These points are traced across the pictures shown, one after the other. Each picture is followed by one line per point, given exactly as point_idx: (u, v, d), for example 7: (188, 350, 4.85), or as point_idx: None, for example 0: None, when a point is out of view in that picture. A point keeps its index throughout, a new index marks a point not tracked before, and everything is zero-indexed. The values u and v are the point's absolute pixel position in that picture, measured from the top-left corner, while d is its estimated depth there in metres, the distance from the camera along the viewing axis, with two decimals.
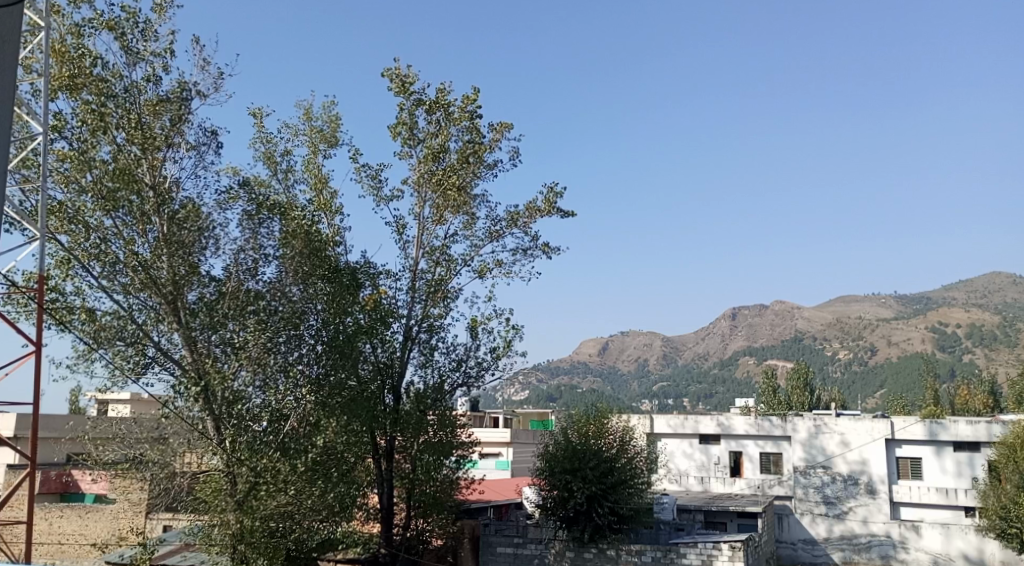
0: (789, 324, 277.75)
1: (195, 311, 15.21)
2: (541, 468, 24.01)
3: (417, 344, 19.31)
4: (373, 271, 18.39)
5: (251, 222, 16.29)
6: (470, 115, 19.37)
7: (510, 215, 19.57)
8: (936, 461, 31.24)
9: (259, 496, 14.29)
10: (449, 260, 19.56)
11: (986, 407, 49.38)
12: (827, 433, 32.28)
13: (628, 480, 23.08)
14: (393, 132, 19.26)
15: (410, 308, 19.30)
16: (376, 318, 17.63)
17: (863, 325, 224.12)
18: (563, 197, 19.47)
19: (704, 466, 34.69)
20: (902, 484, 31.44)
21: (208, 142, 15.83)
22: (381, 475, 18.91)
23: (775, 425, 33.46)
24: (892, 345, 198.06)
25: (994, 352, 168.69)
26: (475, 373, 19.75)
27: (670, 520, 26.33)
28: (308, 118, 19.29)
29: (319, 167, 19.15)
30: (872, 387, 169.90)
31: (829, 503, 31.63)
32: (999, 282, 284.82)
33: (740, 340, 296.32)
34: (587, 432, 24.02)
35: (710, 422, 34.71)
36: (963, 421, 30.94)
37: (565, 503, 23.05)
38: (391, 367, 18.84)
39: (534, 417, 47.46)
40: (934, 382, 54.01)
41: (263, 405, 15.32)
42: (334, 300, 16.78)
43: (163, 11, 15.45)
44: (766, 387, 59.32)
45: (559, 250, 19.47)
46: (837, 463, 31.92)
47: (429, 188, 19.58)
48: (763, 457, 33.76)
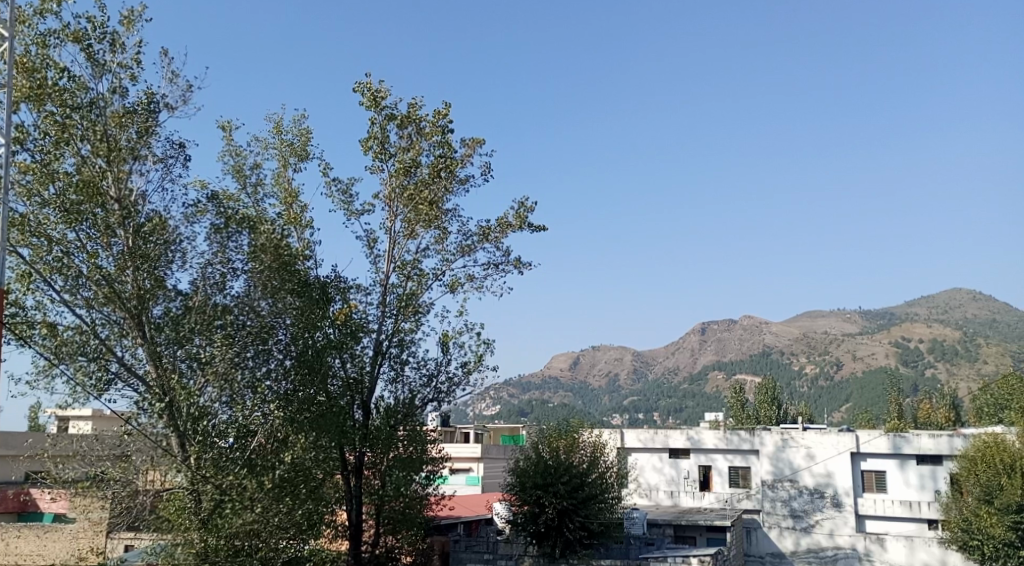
0: (757, 339, 280.54)
1: (160, 326, 15.11)
2: (511, 483, 23.86)
3: (387, 359, 19.23)
4: (344, 285, 18.52)
5: (218, 236, 16.13)
6: (441, 129, 19.45)
7: (481, 229, 19.65)
8: (900, 475, 31.63)
9: (224, 514, 14.22)
10: (420, 275, 19.57)
11: (947, 421, 50.34)
12: (794, 447, 32.63)
13: (598, 495, 23.11)
14: (364, 146, 19.27)
15: (381, 322, 19.25)
16: (346, 332, 17.94)
17: (829, 339, 227.11)
18: (534, 212, 19.59)
19: (673, 480, 34.75)
20: (867, 497, 31.81)
21: (175, 154, 15.69)
22: (350, 492, 18.65)
23: (744, 439, 33.78)
24: (857, 359, 200.77)
25: (955, 367, 171.73)
26: (446, 389, 19.71)
27: (640, 535, 26.41)
28: (279, 131, 19.23)
29: (288, 181, 19.08)
30: (838, 401, 172.06)
31: (796, 516, 31.88)
32: (961, 298, 290.48)
33: (709, 354, 298.57)
34: (557, 447, 23.98)
35: (680, 437, 34.94)
36: (925, 434, 31.39)
37: (535, 518, 22.97)
38: (360, 383, 18.72)
39: (506, 433, 47.28)
40: (897, 396, 54.76)
41: (229, 421, 15.19)
42: (303, 315, 16.83)
43: (131, 23, 15.33)
44: (735, 402, 59.87)
45: (530, 265, 19.59)
46: (803, 476, 32.29)
47: (400, 202, 19.60)
48: (732, 471, 34.05)
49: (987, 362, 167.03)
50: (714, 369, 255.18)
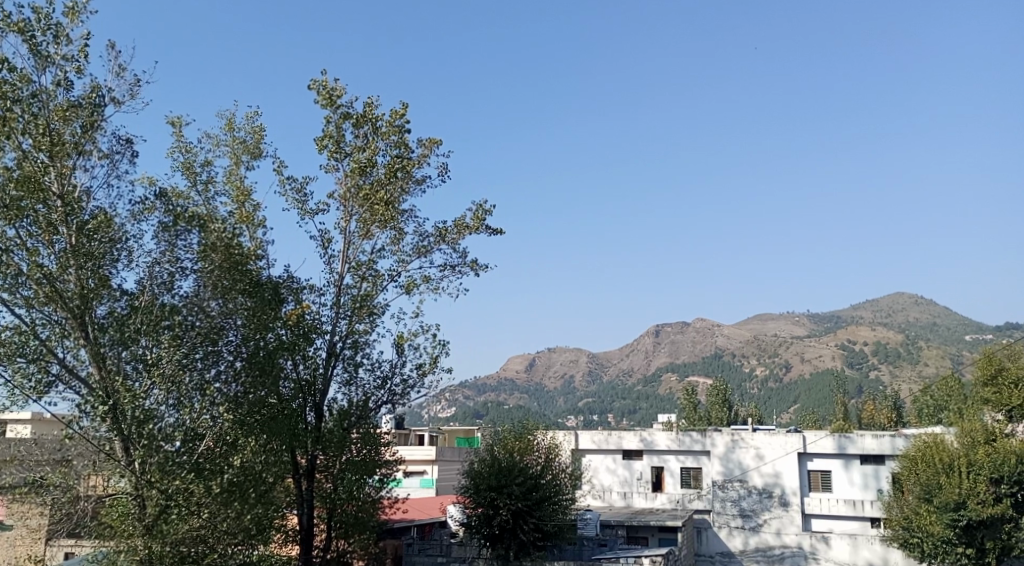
0: (710, 341, 284.49)
1: (104, 327, 14.81)
2: (466, 485, 23.88)
3: (340, 361, 19.12)
4: (296, 286, 18.44)
5: (167, 234, 15.80)
6: (398, 129, 19.43)
7: (438, 230, 19.68)
8: (844, 474, 32.38)
9: (169, 520, 14.08)
10: (376, 276, 19.51)
11: (889, 422, 51.73)
12: (743, 447, 33.22)
13: (552, 496, 23.21)
14: (319, 145, 19.16)
15: (335, 324, 19.13)
16: (298, 333, 17.93)
17: (779, 342, 231.42)
18: (491, 215, 19.68)
19: (626, 481, 35.19)
20: (813, 496, 32.55)
21: (122, 150, 15.39)
22: (302, 496, 18.45)
23: (695, 440, 34.28)
24: (805, 361, 204.87)
25: (899, 369, 176.32)
26: (400, 391, 19.67)
27: (593, 536, 26.49)
28: (231, 129, 19.01)
29: (240, 179, 18.87)
30: (787, 402, 175.54)
31: (745, 516, 32.54)
32: (905, 302, 298.32)
33: (663, 356, 301.90)
34: (512, 449, 24.05)
35: (633, 438, 35.25)
36: (869, 435, 32.18)
37: (489, 520, 23.03)
38: (313, 385, 18.63)
39: (460, 434, 47.16)
40: (843, 397, 56.03)
41: (176, 425, 14.82)
42: (255, 316, 16.77)
43: (76, 15, 15.01)
44: (687, 403, 60.70)
45: (486, 266, 19.71)
46: (752, 477, 32.90)
47: (355, 202, 19.49)
48: (684, 472, 34.55)
49: (929, 365, 171.97)
50: (667, 370, 258.17)
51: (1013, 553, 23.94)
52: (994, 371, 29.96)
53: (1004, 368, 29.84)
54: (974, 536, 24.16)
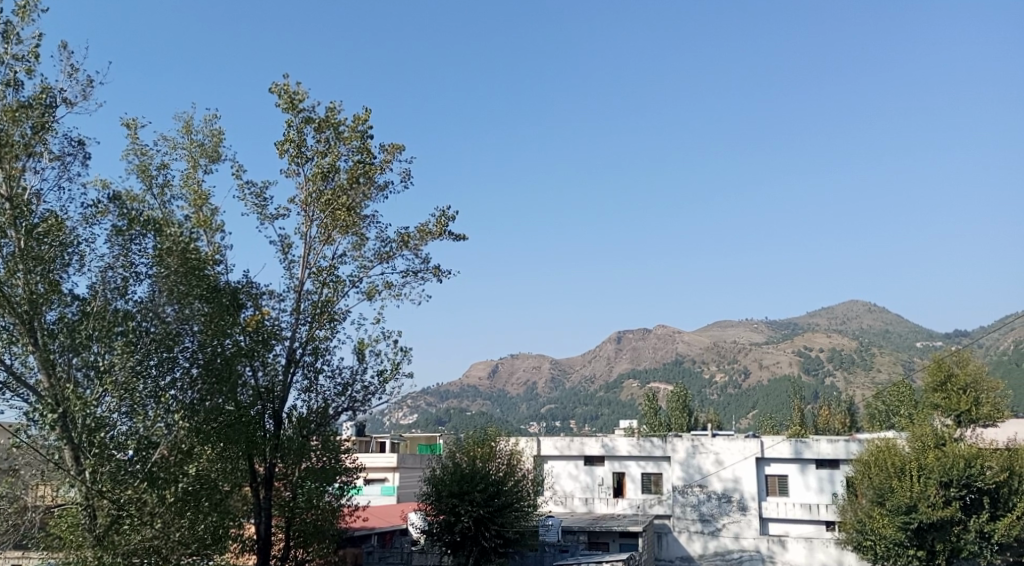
0: (671, 348, 287.20)
1: (54, 332, 14.48)
2: (427, 492, 23.81)
3: (300, 367, 18.94)
4: (256, 291, 18.31)
5: (121, 238, 15.56)
6: (360, 134, 19.37)
7: (400, 236, 19.64)
8: (801, 478, 32.89)
9: (121, 530, 14.00)
10: (337, 281, 19.39)
11: (843, 427, 52.76)
12: (703, 453, 33.57)
13: (514, 503, 23.20)
14: (280, 149, 19.01)
15: (295, 330, 18.96)
16: (257, 339, 17.92)
17: (738, 348, 234.51)
18: (454, 221, 19.73)
19: (588, 487, 35.30)
20: (771, 500, 33.02)
21: (74, 152, 15.12)
22: (259, 504, 18.06)
23: (656, 445, 34.58)
24: (763, 368, 207.63)
25: (853, 375, 179.51)
26: (361, 398, 19.55)
27: (555, 542, 26.46)
28: (188, 131, 18.78)
29: (198, 182, 18.64)
30: (744, 408, 177.87)
31: (704, 521, 32.86)
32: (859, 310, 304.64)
33: (624, 362, 303.99)
34: (475, 456, 24.01)
35: (595, 444, 35.40)
36: (824, 440, 32.67)
37: (450, 527, 22.99)
38: (272, 392, 18.42)
39: (422, 441, 46.86)
40: (799, 402, 56.85)
41: (129, 433, 14.67)
42: (212, 322, 16.59)
43: (26, 14, 14.72)
44: (647, 409, 61.16)
45: (449, 272, 19.77)
46: (712, 481, 33.29)
47: (317, 207, 19.34)
48: (645, 478, 34.77)
49: (881, 372, 175.88)
50: (629, 377, 259.75)
51: (962, 555, 24.46)
52: (944, 377, 30.73)
53: (953, 374, 30.63)
54: (925, 538, 24.69)
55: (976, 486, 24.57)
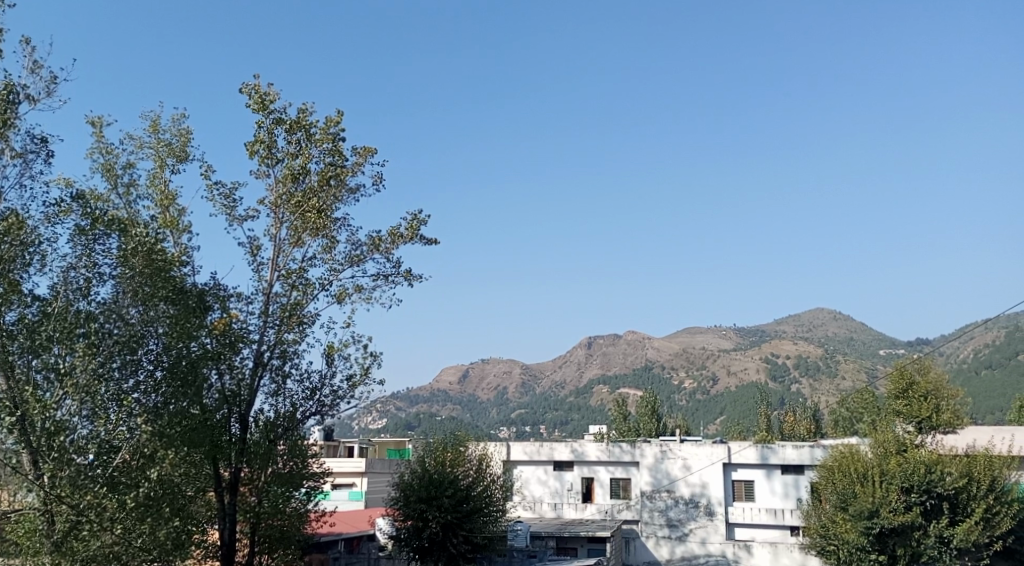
0: (641, 353, 288.87)
1: (13, 333, 14.21)
2: (396, 497, 23.71)
3: (268, 371, 18.79)
4: (224, 294, 18.15)
5: (83, 238, 15.30)
6: (332, 137, 19.28)
7: (371, 239, 19.57)
8: (766, 484, 33.21)
9: (79, 537, 13.70)
10: (306, 284, 19.26)
11: (808, 432, 53.45)
12: (671, 458, 33.84)
13: (483, 508, 23.22)
14: (250, 150, 18.88)
15: (263, 333, 18.80)
16: (224, 342, 17.76)
17: (707, 354, 236.56)
18: (426, 225, 19.71)
19: (557, 492, 35.37)
20: (737, 505, 33.27)
21: (36, 150, 14.87)
22: (224, 509, 17.91)
23: (625, 451, 34.75)
24: (732, 375, 209.42)
25: (819, 382, 181.74)
26: (330, 402, 19.42)
27: (524, 547, 26.47)
28: (155, 130, 18.57)
29: (165, 182, 18.43)
30: (712, 414, 179.21)
31: (671, 526, 33.06)
32: (825, 317, 309.07)
33: (594, 368, 305.05)
34: (443, 460, 23.88)
35: (564, 449, 35.54)
36: (790, 446, 33.07)
37: (418, 533, 22.89)
38: (238, 395, 18.22)
39: (391, 445, 46.62)
40: (766, 408, 57.47)
41: (90, 436, 14.28)
42: (177, 324, 16.35)
43: None
44: (617, 414, 61.42)
45: (420, 276, 19.77)
46: (680, 487, 33.54)
47: (287, 209, 19.20)
48: (613, 483, 34.90)
49: (845, 379, 178.47)
50: (599, 382, 260.58)
51: (922, 560, 24.81)
52: (905, 384, 31.22)
53: (914, 382, 31.12)
54: (886, 543, 25.06)
55: (936, 492, 24.99)
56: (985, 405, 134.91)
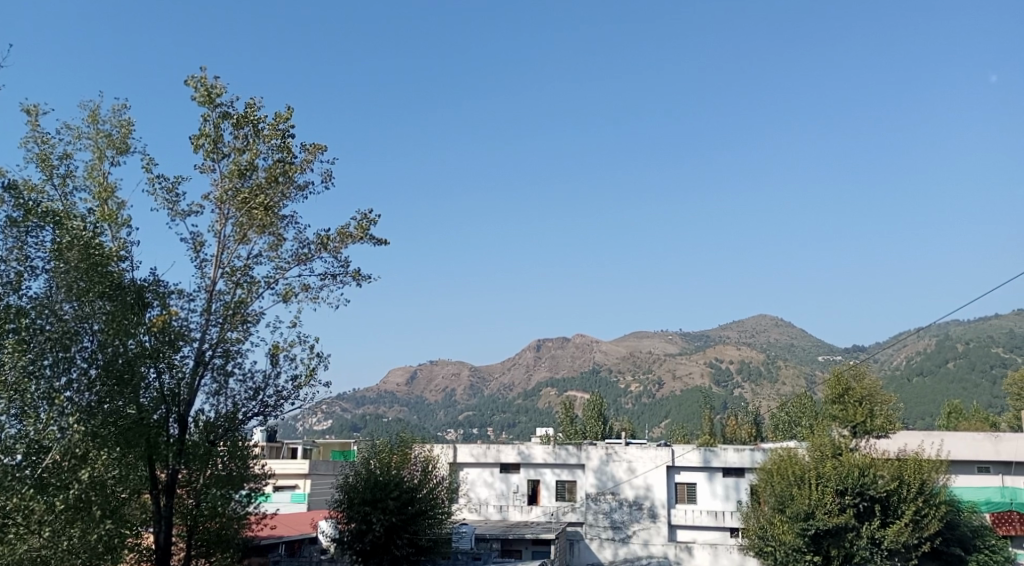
0: (589, 356, 291.04)
1: None
2: (339, 499, 23.47)
3: (209, 370, 18.42)
4: (163, 290, 17.70)
5: (15, 230, 14.81)
6: (281, 133, 19.01)
7: (319, 238, 19.35)
8: (707, 486, 33.72)
9: (6, 540, 13.27)
10: (251, 282, 18.95)
11: (750, 436, 54.42)
12: (616, 461, 34.12)
13: (427, 510, 23.10)
14: (195, 144, 18.50)
15: (204, 331, 18.43)
16: (162, 340, 17.32)
17: (653, 358, 239.55)
18: (375, 225, 19.56)
19: (503, 494, 35.35)
20: (679, 508, 33.71)
21: None
22: (159, 512, 17.42)
23: (571, 453, 34.93)
24: (677, 379, 212.23)
25: (760, 387, 185.22)
26: (273, 403, 19.12)
27: (468, 550, 26.43)
28: (94, 121, 18.07)
29: (103, 174, 17.94)
30: (656, 417, 181.26)
31: (615, 528, 33.32)
32: (768, 324, 315.32)
33: (542, 371, 306.07)
34: (388, 462, 23.52)
35: (511, 451, 35.54)
36: (731, 449, 33.62)
37: (361, 536, 22.71)
38: (177, 395, 17.82)
39: (335, 447, 46.08)
40: (709, 412, 58.36)
41: (18, 436, 13.85)
42: (114, 321, 15.96)
43: None
44: (564, 417, 61.70)
45: (369, 276, 19.64)
46: (624, 489, 33.84)
47: (232, 205, 18.85)
48: (558, 485, 35.06)
49: (785, 384, 182.60)
50: (546, 385, 261.53)
51: (855, 560, 25.48)
52: (842, 390, 32.03)
53: (850, 387, 31.93)
54: (821, 544, 25.65)
55: (869, 494, 25.71)
56: (917, 411, 139.15)
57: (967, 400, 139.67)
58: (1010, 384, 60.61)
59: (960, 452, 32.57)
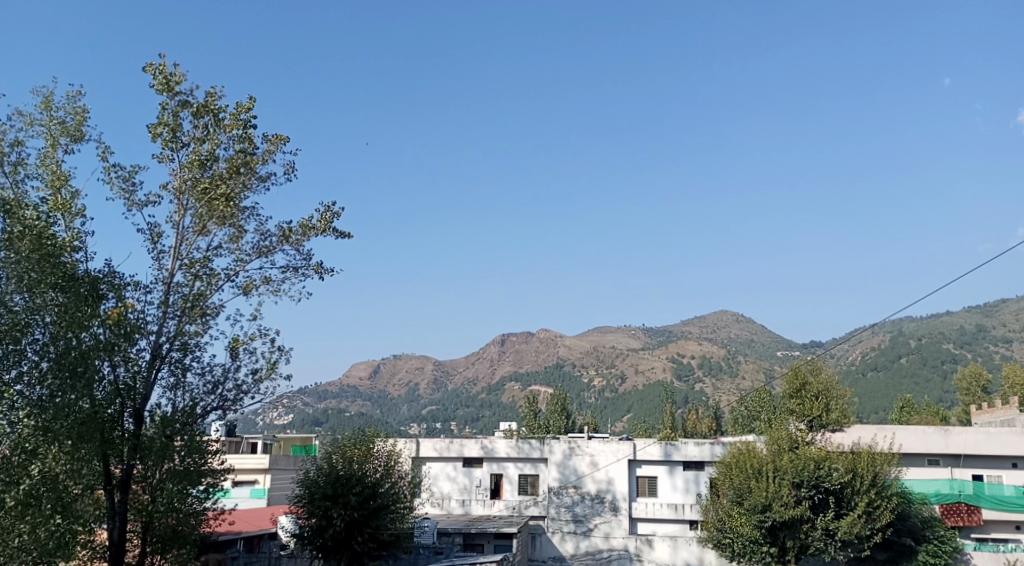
0: (552, 351, 292.13)
1: None
2: (300, 494, 23.25)
3: (166, 363, 18.12)
4: (119, 282, 17.36)
5: None
6: (242, 123, 18.75)
7: (281, 230, 19.13)
8: (668, 480, 34.08)
9: None
10: (210, 274, 18.67)
11: (710, 430, 54.97)
12: (579, 455, 34.31)
13: (390, 505, 22.98)
14: (153, 133, 18.15)
15: (162, 323, 18.13)
16: (118, 333, 16.98)
17: (616, 353, 241.33)
18: (339, 218, 19.40)
19: (466, 489, 35.28)
20: (640, 501, 34.00)
21: None
22: (114, 508, 17.09)
23: (534, 447, 35.01)
24: (639, 374, 213.84)
25: (720, 382, 187.46)
26: (232, 397, 18.87)
27: (429, 544, 26.35)
28: (47, 108, 17.64)
29: (56, 162, 17.52)
30: (618, 412, 182.49)
31: (578, 521, 33.35)
32: (729, 320, 319.00)
33: (506, 366, 306.34)
34: (351, 457, 23.27)
35: (474, 446, 35.46)
36: (691, 443, 34.02)
37: (322, 531, 22.56)
38: (132, 389, 17.47)
39: (297, 442, 45.59)
40: (671, 406, 58.85)
41: None
42: (67, 313, 15.61)
43: None
44: (527, 412, 61.78)
45: (332, 269, 19.47)
46: (586, 482, 34.02)
47: (191, 195, 18.54)
48: (521, 479, 35.14)
49: (745, 379, 185.03)
50: (509, 380, 261.88)
51: (809, 551, 25.99)
52: (799, 384, 32.89)
53: (807, 382, 32.76)
54: (777, 536, 26.22)
55: (823, 487, 26.18)
56: (872, 406, 141.98)
57: (920, 395, 142.86)
58: (960, 380, 62.14)
59: (911, 445, 33.32)
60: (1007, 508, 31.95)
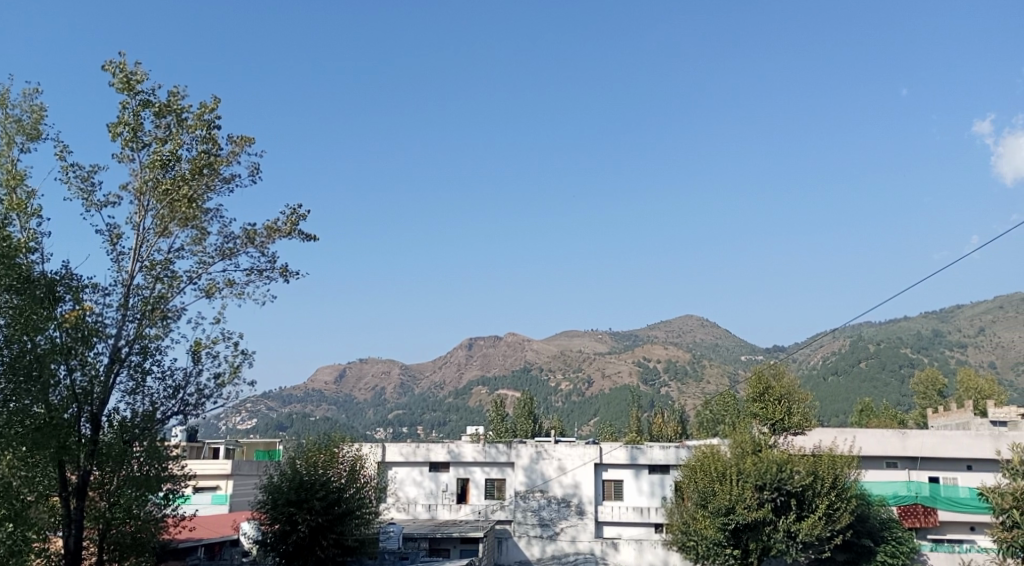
0: (519, 355, 292.31)
1: None
2: (263, 500, 22.96)
3: (125, 367, 17.78)
4: (77, 284, 17.03)
5: None
6: (206, 123, 18.49)
7: (245, 232, 18.89)
8: (634, 483, 34.16)
9: None
10: (171, 277, 18.38)
11: (676, 434, 55.35)
12: (546, 459, 34.30)
13: (355, 510, 22.75)
14: (113, 132, 17.82)
15: (121, 326, 17.79)
16: (75, 336, 16.66)
17: (583, 357, 242.16)
18: (304, 221, 19.20)
19: (432, 493, 35.11)
20: (606, 504, 34.07)
21: None
22: (69, 515, 16.74)
23: (501, 452, 34.96)
24: (605, 378, 214.86)
25: (686, 386, 188.98)
26: (193, 402, 18.57)
27: (395, 550, 26.09)
28: (3, 105, 17.24)
29: (12, 161, 17.13)
30: (585, 416, 183.15)
31: (544, 525, 33.44)
32: (694, 324, 321.87)
33: (474, 370, 305.89)
34: (315, 462, 23.05)
35: (440, 450, 35.29)
36: (657, 446, 34.17)
37: (285, 537, 22.29)
38: (89, 393, 17.11)
39: (261, 447, 44.98)
40: (636, 410, 59.19)
41: None
42: (22, 316, 15.11)
43: None
44: (494, 415, 61.71)
45: (297, 273, 19.23)
46: (553, 486, 34.04)
47: (153, 196, 18.23)
48: (488, 484, 35.04)
49: (710, 383, 186.75)
50: (477, 384, 261.49)
51: (771, 553, 26.23)
52: (762, 389, 32.95)
53: (770, 386, 32.88)
54: (740, 538, 26.43)
55: (785, 489, 26.48)
56: (833, 409, 144.16)
57: (879, 399, 145.31)
58: (917, 383, 63.35)
59: (871, 448, 33.86)
60: (962, 509, 32.61)
